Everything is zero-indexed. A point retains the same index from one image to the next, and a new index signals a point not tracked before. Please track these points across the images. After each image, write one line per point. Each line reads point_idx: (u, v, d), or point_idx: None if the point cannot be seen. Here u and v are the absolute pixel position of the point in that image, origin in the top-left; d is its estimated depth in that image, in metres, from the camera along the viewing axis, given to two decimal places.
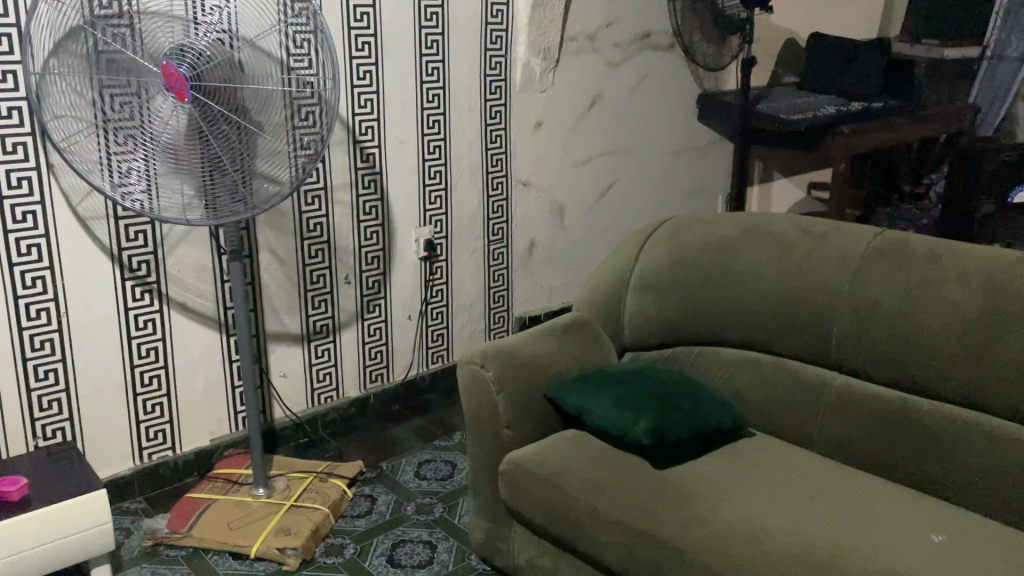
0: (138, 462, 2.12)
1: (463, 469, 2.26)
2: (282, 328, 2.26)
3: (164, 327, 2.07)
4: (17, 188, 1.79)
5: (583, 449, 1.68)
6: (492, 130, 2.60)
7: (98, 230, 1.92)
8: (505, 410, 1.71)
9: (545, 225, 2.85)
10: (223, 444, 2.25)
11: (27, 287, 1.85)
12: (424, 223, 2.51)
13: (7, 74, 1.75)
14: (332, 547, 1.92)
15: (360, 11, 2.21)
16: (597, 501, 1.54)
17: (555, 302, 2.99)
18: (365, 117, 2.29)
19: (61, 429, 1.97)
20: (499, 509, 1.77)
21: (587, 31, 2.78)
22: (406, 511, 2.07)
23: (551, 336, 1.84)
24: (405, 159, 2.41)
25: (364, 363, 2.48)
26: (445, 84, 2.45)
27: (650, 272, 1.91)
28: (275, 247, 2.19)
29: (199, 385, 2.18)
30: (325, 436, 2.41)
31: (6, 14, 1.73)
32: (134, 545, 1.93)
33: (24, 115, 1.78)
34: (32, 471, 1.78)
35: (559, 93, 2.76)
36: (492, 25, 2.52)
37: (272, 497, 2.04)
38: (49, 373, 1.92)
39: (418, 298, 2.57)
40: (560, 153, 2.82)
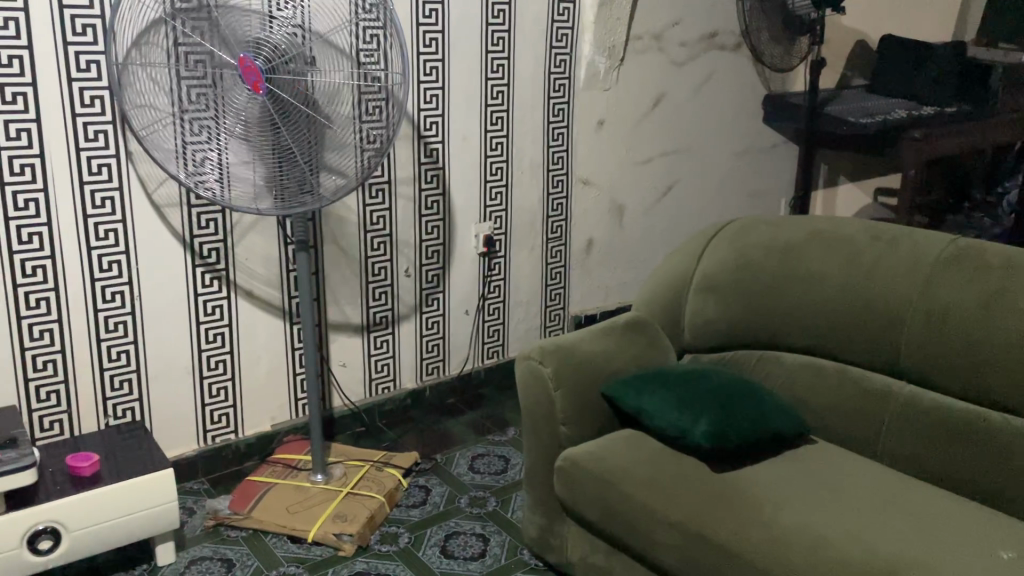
0: (202, 444, 2.18)
1: (516, 465, 2.27)
2: (344, 318, 2.30)
3: (231, 314, 2.13)
4: (96, 175, 1.86)
5: (640, 449, 1.67)
6: (554, 128, 2.61)
7: (171, 217, 1.98)
8: (562, 406, 1.71)
9: (603, 224, 2.84)
10: (283, 430, 2.30)
11: (103, 271, 1.92)
12: (484, 219, 2.53)
13: (90, 64, 1.80)
14: (387, 535, 1.95)
15: (429, 8, 2.23)
16: (653, 501, 1.53)
17: (611, 302, 2.99)
18: (430, 113, 2.31)
19: (130, 409, 2.03)
20: (554, 505, 1.78)
21: (653, 30, 2.76)
22: (459, 503, 2.08)
23: (610, 334, 1.84)
24: (468, 155, 2.43)
25: (420, 355, 2.50)
26: (509, 81, 2.46)
27: (712, 274, 1.89)
28: (338, 238, 2.23)
29: (263, 371, 2.23)
30: (381, 426, 2.44)
31: (91, 6, 1.79)
32: (196, 524, 1.98)
33: (105, 103, 1.84)
34: (104, 447, 1.85)
35: (623, 93, 2.75)
36: (559, 23, 2.52)
37: (329, 483, 2.08)
38: (121, 354, 1.98)
39: (476, 293, 2.59)
40: (622, 152, 2.81)
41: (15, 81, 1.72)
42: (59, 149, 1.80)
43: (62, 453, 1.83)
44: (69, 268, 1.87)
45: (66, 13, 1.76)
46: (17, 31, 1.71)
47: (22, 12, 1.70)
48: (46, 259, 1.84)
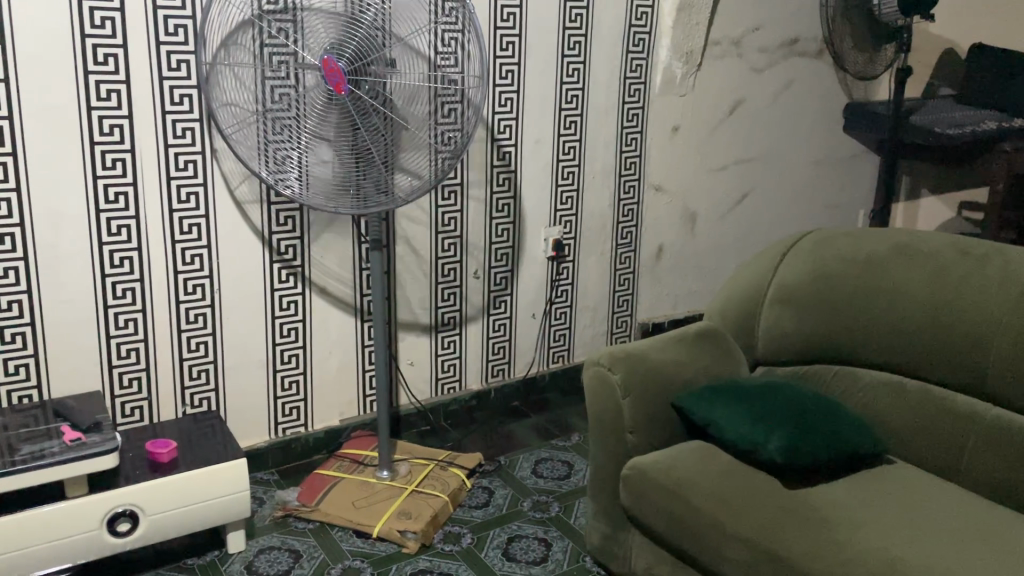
0: (273, 436, 2.23)
1: (580, 471, 2.26)
2: (414, 318, 2.32)
3: (305, 309, 2.17)
4: (183, 170, 1.92)
5: (709, 461, 1.65)
6: (627, 133, 2.59)
7: (252, 213, 2.03)
8: (631, 415, 1.69)
9: (675, 231, 2.82)
10: (351, 425, 2.34)
11: (186, 264, 1.98)
12: (553, 223, 2.53)
13: (180, 63, 1.87)
14: (450, 534, 1.96)
15: (507, 11, 2.24)
16: (722, 514, 1.50)
17: (680, 311, 2.95)
18: (505, 116, 2.32)
19: (207, 398, 2.09)
20: (619, 514, 1.77)
21: (733, 36, 2.72)
22: (522, 507, 2.08)
23: (682, 343, 1.82)
24: (540, 158, 2.43)
25: (487, 357, 2.52)
26: (584, 85, 2.45)
27: (789, 285, 1.85)
28: (411, 239, 2.25)
29: (333, 366, 2.27)
30: (447, 426, 2.46)
31: (183, 7, 1.85)
32: (265, 514, 2.03)
33: (193, 102, 1.90)
34: (181, 435, 1.91)
35: (698, 98, 2.71)
36: (636, 27, 2.50)
37: (394, 480, 2.10)
38: (200, 345, 2.04)
39: (544, 297, 2.59)
40: (696, 159, 2.78)
41: (110, 79, 1.79)
42: (148, 145, 1.87)
43: (142, 438, 1.89)
44: (154, 261, 1.94)
45: (160, 13, 1.82)
46: (112, 30, 1.77)
47: (118, 12, 1.77)
48: (133, 251, 1.90)
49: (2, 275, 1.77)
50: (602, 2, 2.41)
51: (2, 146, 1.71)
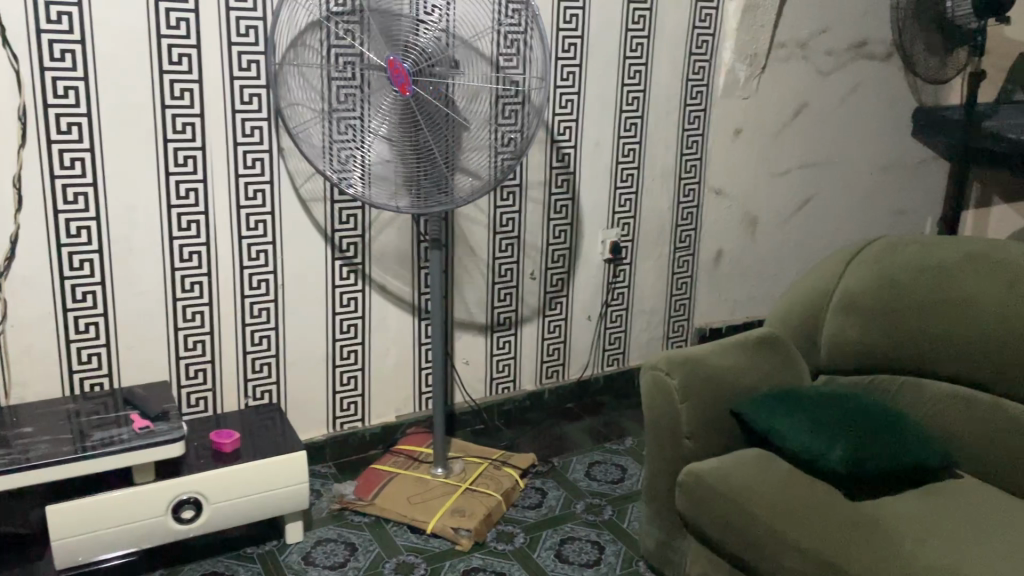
0: (331, 430, 2.26)
1: (634, 475, 2.25)
2: (471, 317, 2.34)
3: (364, 306, 2.21)
4: (251, 168, 1.97)
5: (769, 469, 1.62)
6: (688, 136, 2.57)
7: (316, 211, 2.08)
8: (688, 420, 1.68)
9: (734, 235, 2.78)
10: (407, 422, 2.37)
11: (251, 259, 2.03)
12: (611, 225, 2.52)
13: (250, 64, 1.91)
14: (503, 533, 1.97)
15: (570, 13, 2.24)
16: (781, 523, 1.48)
17: (738, 316, 2.91)
18: (565, 118, 2.32)
19: (268, 391, 2.14)
20: (674, 520, 1.75)
21: (799, 38, 2.67)
22: (575, 509, 2.08)
23: (742, 349, 1.80)
24: (600, 160, 2.43)
25: (542, 358, 2.52)
26: (645, 87, 2.44)
27: (854, 293, 1.82)
28: (469, 239, 2.27)
29: (391, 363, 2.31)
30: (500, 425, 2.47)
31: (254, 9, 1.89)
32: (323, 507, 2.07)
33: (262, 101, 1.95)
34: (243, 426, 1.96)
35: (762, 101, 2.67)
36: (700, 29, 2.48)
37: (449, 477, 2.12)
38: (263, 339, 2.09)
39: (600, 299, 2.58)
40: (758, 163, 2.74)
41: (184, 78, 1.84)
42: (219, 143, 1.92)
43: (206, 428, 1.95)
44: (221, 255, 1.99)
45: (232, 15, 1.87)
46: (187, 31, 1.82)
47: (193, 13, 1.82)
48: (201, 246, 1.96)
49: (78, 266, 1.83)
50: (666, 4, 2.40)
51: (81, 142, 1.77)
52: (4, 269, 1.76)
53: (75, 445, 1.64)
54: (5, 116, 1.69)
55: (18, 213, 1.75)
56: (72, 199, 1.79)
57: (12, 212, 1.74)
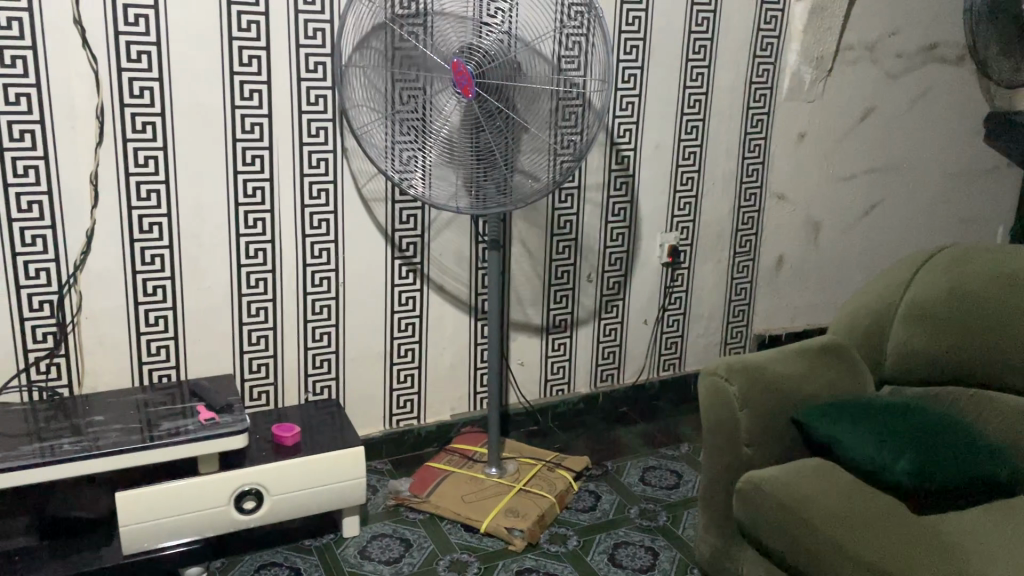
0: (387, 426, 2.29)
1: (689, 481, 2.23)
2: (527, 318, 2.35)
3: (422, 305, 2.24)
4: (315, 168, 2.01)
5: (827, 476, 1.58)
6: (751, 139, 2.54)
7: (377, 211, 2.11)
8: (748, 428, 1.66)
9: (796, 240, 2.73)
10: (462, 421, 2.39)
11: (314, 257, 2.07)
12: (670, 229, 2.50)
13: (318, 66, 1.95)
14: (556, 535, 1.97)
15: (633, 15, 2.23)
16: (840, 532, 1.44)
17: (798, 324, 2.86)
18: (625, 120, 2.31)
19: (327, 386, 2.18)
20: (731, 528, 1.73)
21: (867, 41, 2.62)
22: (629, 514, 2.07)
23: (804, 356, 1.77)
24: (660, 163, 2.41)
25: (597, 361, 2.52)
26: (708, 90, 2.41)
27: (922, 302, 1.78)
28: (526, 240, 2.27)
29: (447, 362, 2.33)
30: (554, 428, 2.47)
31: (322, 12, 1.93)
32: (378, 503, 2.10)
33: (328, 103, 1.99)
34: (304, 421, 2.00)
35: (827, 105, 2.62)
36: (765, 32, 2.45)
37: (503, 477, 2.13)
38: (323, 335, 2.13)
39: (657, 303, 2.56)
40: (822, 168, 2.69)
41: (253, 79, 1.89)
42: (285, 143, 1.96)
43: (268, 422, 1.99)
44: (285, 253, 2.03)
45: (301, 18, 1.91)
46: (257, 33, 1.87)
47: (263, 16, 1.86)
48: (266, 244, 2.00)
49: (150, 261, 1.89)
50: (731, 6, 2.37)
51: (155, 141, 1.83)
52: (80, 263, 1.83)
53: (144, 434, 1.69)
54: (84, 115, 1.75)
55: (94, 209, 1.81)
56: (146, 195, 1.85)
57: (89, 207, 1.80)
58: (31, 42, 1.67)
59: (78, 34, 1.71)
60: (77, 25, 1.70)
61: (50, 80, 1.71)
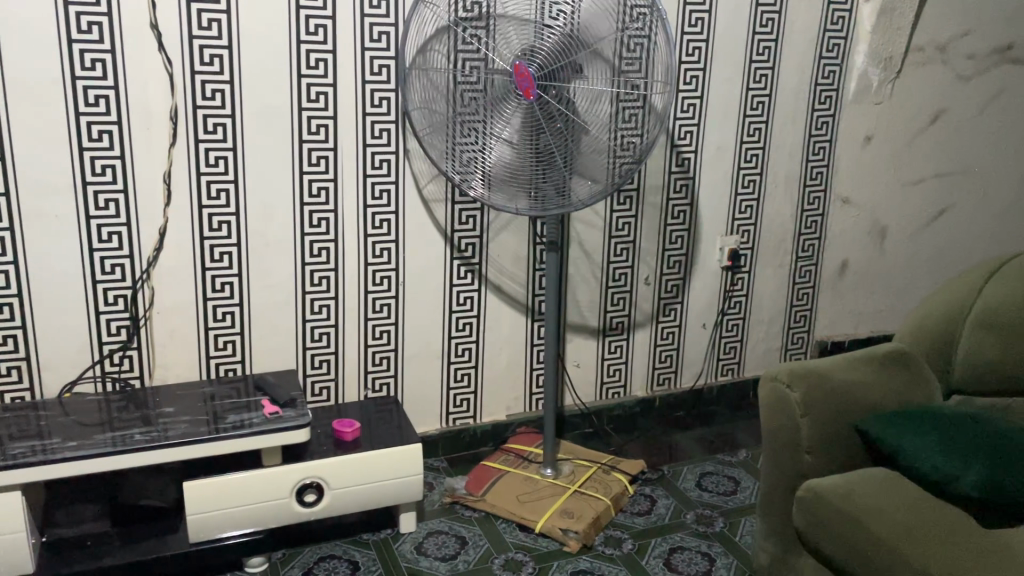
0: (444, 424, 2.32)
1: (747, 488, 2.20)
2: (583, 320, 2.35)
3: (480, 305, 2.26)
4: (378, 169, 2.04)
5: (891, 486, 1.54)
6: (816, 142, 2.49)
7: (437, 211, 2.13)
8: (809, 434, 1.63)
9: (860, 245, 2.68)
10: (517, 421, 2.40)
11: (375, 257, 2.10)
12: (731, 232, 2.47)
13: (382, 68, 1.99)
14: (611, 538, 1.97)
15: (695, 16, 2.21)
16: (905, 545, 1.41)
17: (863, 331, 2.80)
18: (686, 122, 2.30)
19: (386, 383, 2.21)
20: (791, 536, 1.70)
21: (938, 42, 2.55)
22: (685, 519, 2.05)
23: (869, 364, 1.73)
24: (721, 165, 2.39)
25: (654, 365, 2.50)
26: (771, 92, 2.38)
27: (993, 310, 1.73)
28: (584, 242, 2.27)
29: (503, 361, 2.34)
30: (610, 430, 2.47)
31: (387, 15, 1.97)
32: (434, 500, 2.12)
33: (391, 105, 2.02)
34: (363, 417, 2.04)
35: (895, 107, 2.56)
36: (831, 32, 2.40)
37: (558, 478, 2.13)
38: (383, 333, 2.17)
39: (716, 307, 2.54)
40: (889, 172, 2.63)
41: (319, 82, 1.93)
42: (349, 144, 2.00)
43: (328, 417, 2.03)
44: (348, 252, 2.07)
45: (367, 21, 1.95)
46: (324, 37, 1.91)
47: (330, 20, 1.90)
48: (330, 242, 2.05)
49: (218, 259, 1.95)
50: (797, 6, 2.33)
51: (225, 142, 1.89)
52: (153, 260, 1.89)
53: (210, 426, 1.74)
54: (159, 116, 1.82)
55: (167, 208, 1.87)
56: (215, 195, 1.91)
57: (162, 206, 1.87)
58: (109, 46, 1.74)
59: (154, 39, 1.77)
60: (153, 29, 1.76)
61: (127, 83, 1.77)
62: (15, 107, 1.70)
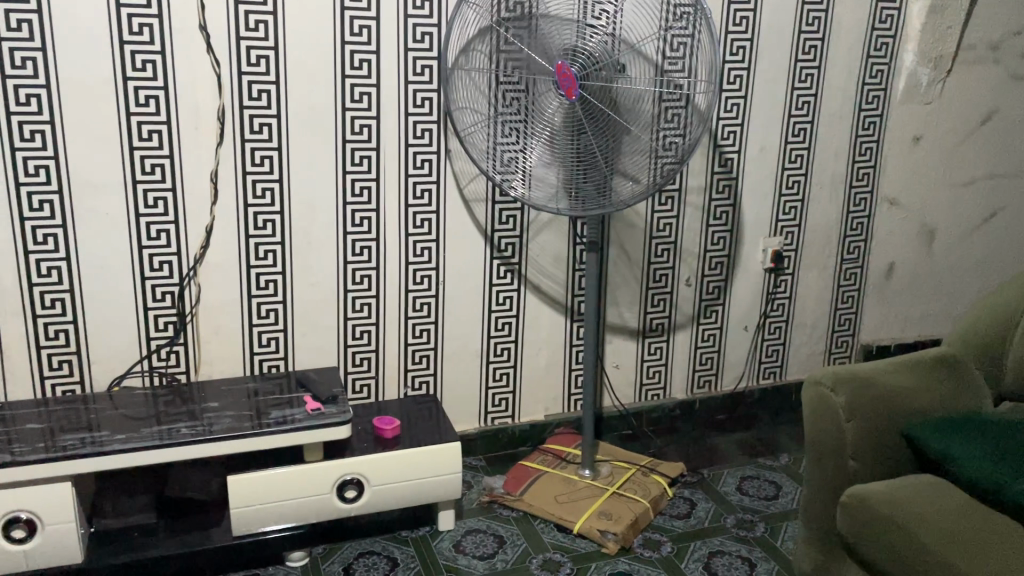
0: (482, 424, 2.33)
1: (789, 493, 2.17)
2: (623, 321, 2.34)
3: (519, 305, 2.26)
4: (419, 168, 2.06)
5: (939, 494, 1.51)
6: (862, 142, 2.45)
7: (478, 211, 2.14)
8: (853, 440, 1.60)
9: (908, 248, 2.62)
10: (555, 422, 2.40)
11: (416, 256, 2.12)
12: (774, 233, 2.44)
13: (424, 69, 2.00)
14: (650, 540, 1.96)
15: (740, 15, 2.19)
16: (953, 554, 1.37)
17: (909, 335, 2.74)
18: (730, 122, 2.27)
19: (426, 382, 2.23)
20: (834, 542, 1.67)
21: (991, 40, 2.49)
22: (725, 523, 2.03)
23: (916, 369, 1.70)
24: (765, 166, 2.36)
25: (694, 367, 2.48)
26: (817, 92, 2.35)
27: None
28: (624, 242, 2.26)
29: (542, 361, 2.34)
30: (648, 432, 2.45)
31: (430, 15, 1.98)
32: (472, 498, 2.13)
33: (433, 105, 2.03)
34: (403, 415, 2.05)
35: (945, 108, 2.51)
36: (880, 31, 2.36)
37: (596, 479, 2.12)
38: (423, 332, 2.18)
39: (758, 309, 2.51)
40: (938, 173, 2.57)
41: (363, 82, 1.95)
42: (392, 144, 2.02)
43: (369, 415, 2.05)
44: (389, 251, 2.09)
45: (410, 22, 1.96)
46: (368, 38, 1.93)
47: (374, 21, 1.92)
48: (371, 241, 2.06)
49: (263, 256, 1.98)
50: (844, 4, 2.30)
51: (270, 141, 1.92)
52: (200, 257, 1.93)
53: (254, 422, 1.77)
54: (207, 116, 1.85)
55: (214, 206, 1.91)
56: (261, 193, 1.94)
57: (209, 204, 1.90)
58: (160, 47, 1.78)
59: (203, 40, 1.80)
60: (202, 31, 1.80)
61: (177, 84, 1.81)
62: (69, 107, 1.74)
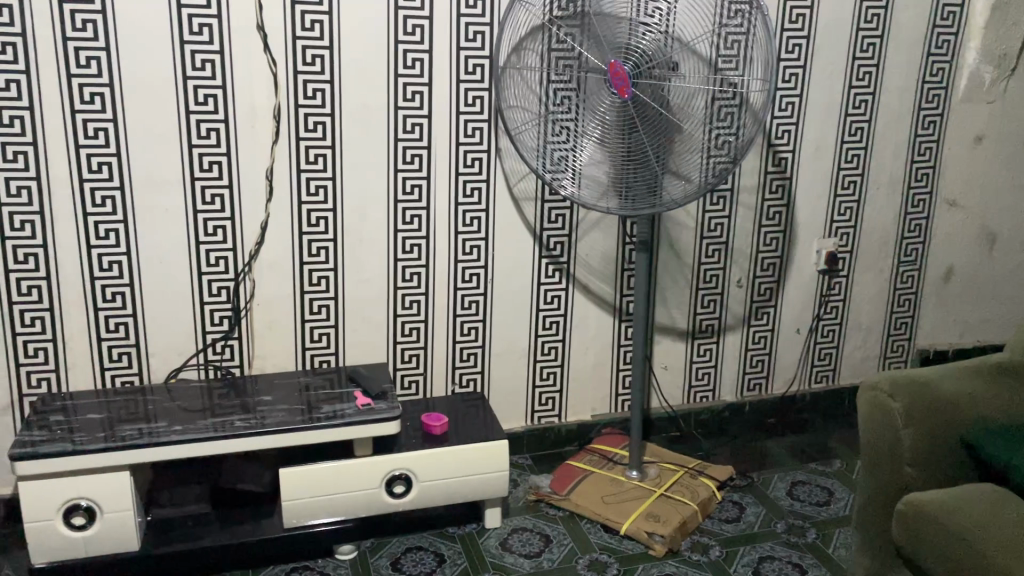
0: (529, 422, 2.33)
1: (841, 500, 2.12)
2: (672, 322, 2.31)
3: (567, 304, 2.25)
4: (470, 167, 2.07)
5: (1002, 503, 1.46)
6: (921, 142, 2.39)
7: (528, 210, 2.14)
8: (911, 447, 1.56)
9: (968, 251, 2.55)
10: (602, 422, 2.39)
11: (465, 255, 2.13)
12: (829, 234, 2.40)
13: (476, 67, 2.01)
14: (698, 544, 1.94)
15: (797, 12, 2.16)
16: (1016, 567, 1.33)
17: (968, 340, 2.67)
18: (784, 122, 2.24)
19: (473, 379, 2.23)
20: (889, 550, 1.63)
21: None
22: (775, 528, 2.00)
23: (979, 374, 1.65)
24: (819, 166, 2.32)
25: (744, 369, 2.45)
26: (875, 91, 2.30)
27: None
28: (674, 242, 2.24)
29: (589, 361, 2.33)
30: (697, 435, 2.42)
31: (482, 14, 1.98)
32: (518, 497, 2.13)
33: (484, 104, 2.04)
34: (451, 412, 2.06)
35: (1009, 107, 2.44)
36: (941, 28, 2.30)
37: (644, 481, 2.11)
38: (471, 330, 2.19)
39: (811, 312, 2.46)
40: (1001, 174, 2.50)
41: (416, 81, 1.97)
42: (443, 143, 2.03)
43: (418, 411, 2.07)
44: (438, 248, 2.10)
45: (463, 21, 1.97)
46: (420, 37, 1.94)
47: (427, 20, 1.94)
48: (421, 239, 2.08)
49: (316, 253, 2.01)
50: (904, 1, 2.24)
51: (324, 140, 1.94)
52: (255, 252, 1.96)
53: (306, 416, 1.80)
54: (264, 115, 1.88)
55: (269, 203, 1.94)
56: (314, 191, 1.97)
57: (264, 201, 1.94)
58: (219, 47, 1.82)
59: (260, 40, 1.84)
60: (259, 31, 1.83)
61: (234, 83, 1.84)
62: (131, 106, 1.79)
